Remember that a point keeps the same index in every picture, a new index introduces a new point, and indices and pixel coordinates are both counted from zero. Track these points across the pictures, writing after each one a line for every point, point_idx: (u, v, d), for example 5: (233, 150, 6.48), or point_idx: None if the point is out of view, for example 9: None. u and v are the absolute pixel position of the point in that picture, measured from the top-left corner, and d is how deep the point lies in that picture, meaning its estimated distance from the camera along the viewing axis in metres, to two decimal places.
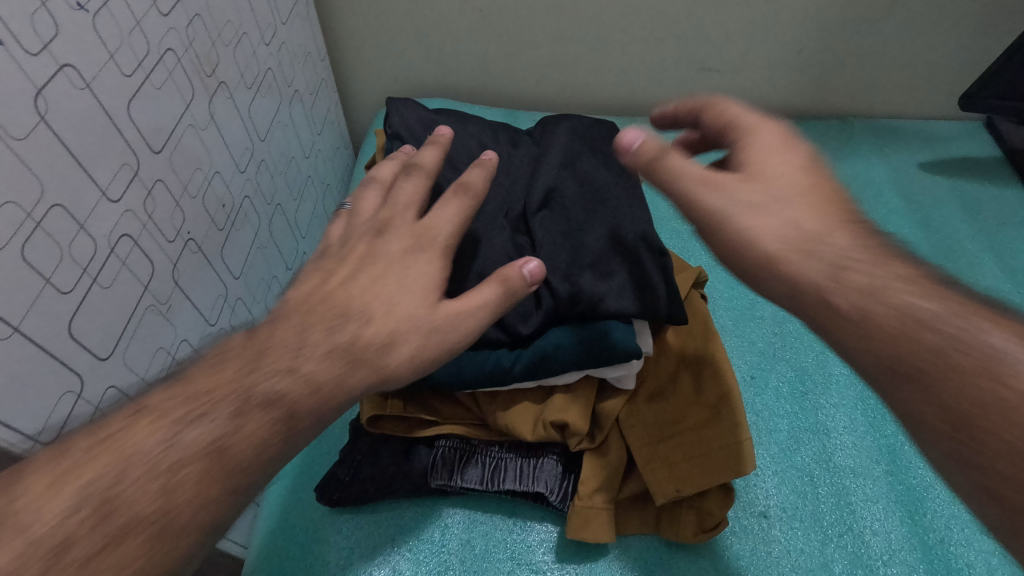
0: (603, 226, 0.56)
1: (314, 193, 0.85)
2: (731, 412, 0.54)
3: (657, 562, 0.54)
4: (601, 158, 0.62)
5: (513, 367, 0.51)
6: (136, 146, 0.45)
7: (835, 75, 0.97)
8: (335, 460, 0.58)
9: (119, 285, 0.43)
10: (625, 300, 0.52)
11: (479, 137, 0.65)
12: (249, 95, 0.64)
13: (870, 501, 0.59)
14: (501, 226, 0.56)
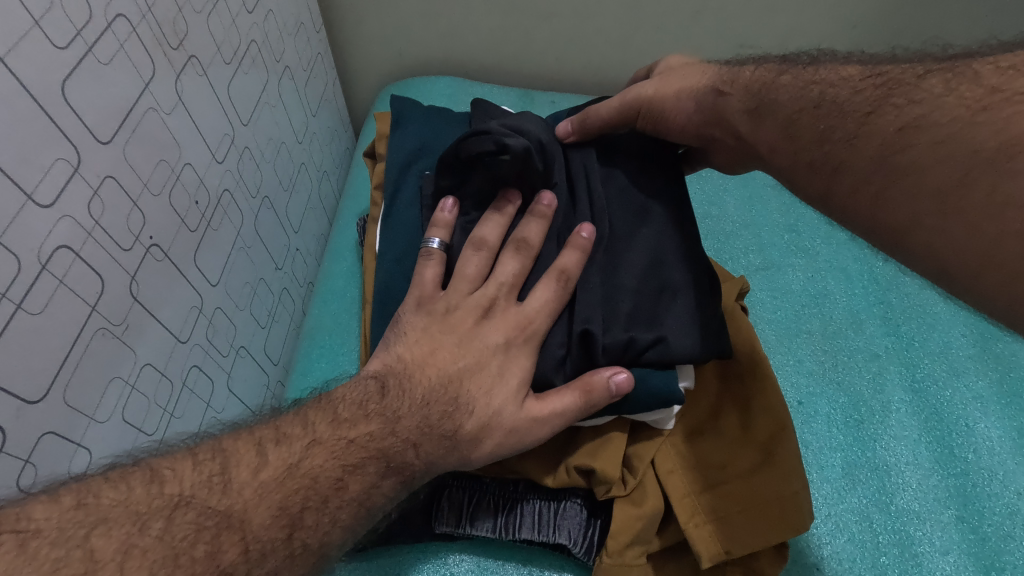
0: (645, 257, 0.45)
1: (309, 183, 0.77)
2: (785, 457, 0.47)
3: None
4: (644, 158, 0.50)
5: None
6: (76, 135, 0.36)
7: (889, 55, 0.87)
8: None
9: (55, 309, 0.35)
10: (671, 348, 0.43)
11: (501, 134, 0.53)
12: (228, 72, 0.55)
13: (939, 552, 0.52)
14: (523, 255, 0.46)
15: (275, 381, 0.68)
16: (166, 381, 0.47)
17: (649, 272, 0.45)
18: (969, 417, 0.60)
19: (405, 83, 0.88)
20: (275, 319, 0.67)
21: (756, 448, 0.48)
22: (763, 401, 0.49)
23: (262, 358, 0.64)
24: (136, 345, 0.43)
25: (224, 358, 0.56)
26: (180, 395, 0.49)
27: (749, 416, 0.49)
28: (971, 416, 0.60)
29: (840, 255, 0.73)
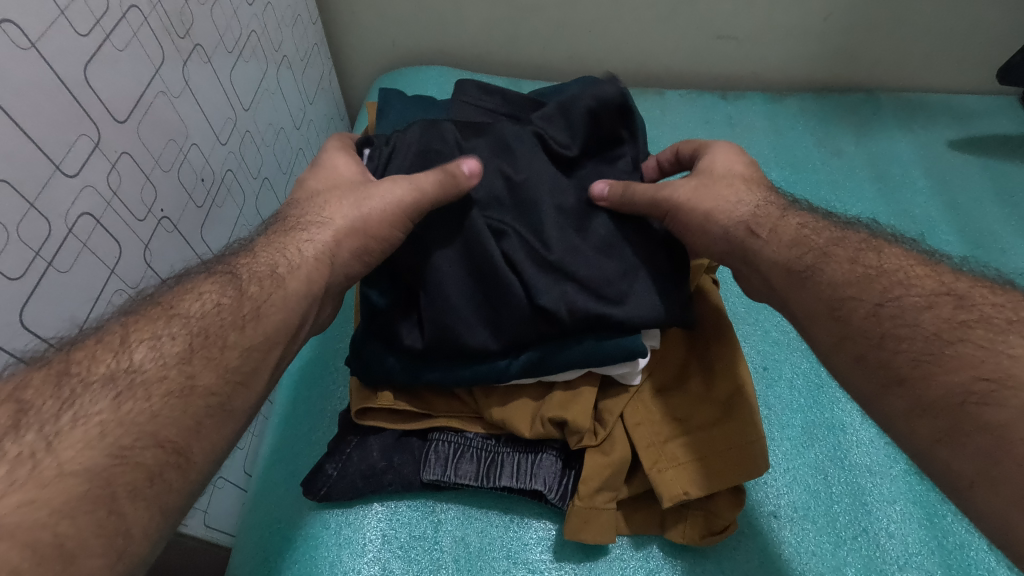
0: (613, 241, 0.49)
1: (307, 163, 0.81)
2: (742, 410, 0.51)
3: (660, 564, 0.51)
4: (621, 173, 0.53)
5: (511, 367, 0.49)
6: (96, 114, 0.40)
7: (860, 45, 0.91)
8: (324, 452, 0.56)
9: (79, 270, 0.40)
10: (637, 317, 0.47)
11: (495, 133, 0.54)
12: (231, 60, 0.59)
13: (886, 502, 0.56)
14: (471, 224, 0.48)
15: None
16: None
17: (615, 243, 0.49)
18: None
19: (399, 73, 0.93)
20: None
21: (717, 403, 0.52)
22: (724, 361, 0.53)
23: None
24: None
25: None
26: None
27: (710, 375, 0.53)
28: None
29: None
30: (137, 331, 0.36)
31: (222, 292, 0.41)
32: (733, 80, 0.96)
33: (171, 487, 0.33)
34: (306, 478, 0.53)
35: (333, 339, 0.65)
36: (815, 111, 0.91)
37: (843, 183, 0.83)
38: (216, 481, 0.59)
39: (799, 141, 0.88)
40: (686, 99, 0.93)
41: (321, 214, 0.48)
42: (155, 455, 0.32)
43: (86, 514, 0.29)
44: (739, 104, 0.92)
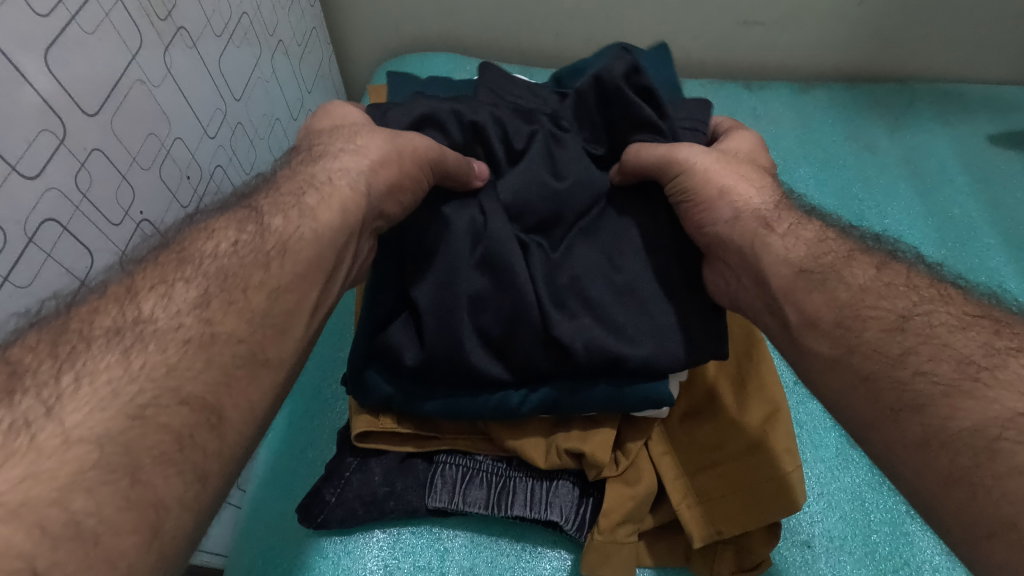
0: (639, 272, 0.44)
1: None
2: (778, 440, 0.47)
3: None
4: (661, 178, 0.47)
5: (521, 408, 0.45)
6: (60, 105, 0.36)
7: (896, 32, 0.85)
8: (321, 473, 0.52)
9: (42, 283, 0.35)
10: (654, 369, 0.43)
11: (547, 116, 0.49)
12: (220, 45, 0.54)
13: (931, 530, 0.52)
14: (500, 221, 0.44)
15: None
16: None
17: (647, 265, 0.45)
18: None
19: (402, 61, 0.87)
20: None
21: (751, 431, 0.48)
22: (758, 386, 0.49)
23: None
24: None
25: None
26: None
27: (743, 400, 0.49)
28: None
29: None
30: (144, 283, 0.32)
31: (242, 227, 0.35)
32: (758, 68, 0.90)
33: (206, 452, 0.28)
34: (302, 504, 0.49)
35: (333, 349, 0.61)
36: (844, 103, 0.86)
37: (876, 180, 0.78)
38: None
39: (828, 134, 0.83)
40: (708, 89, 0.87)
41: (353, 141, 0.42)
42: (181, 416, 0.28)
43: (105, 486, 0.25)
44: (764, 95, 0.87)
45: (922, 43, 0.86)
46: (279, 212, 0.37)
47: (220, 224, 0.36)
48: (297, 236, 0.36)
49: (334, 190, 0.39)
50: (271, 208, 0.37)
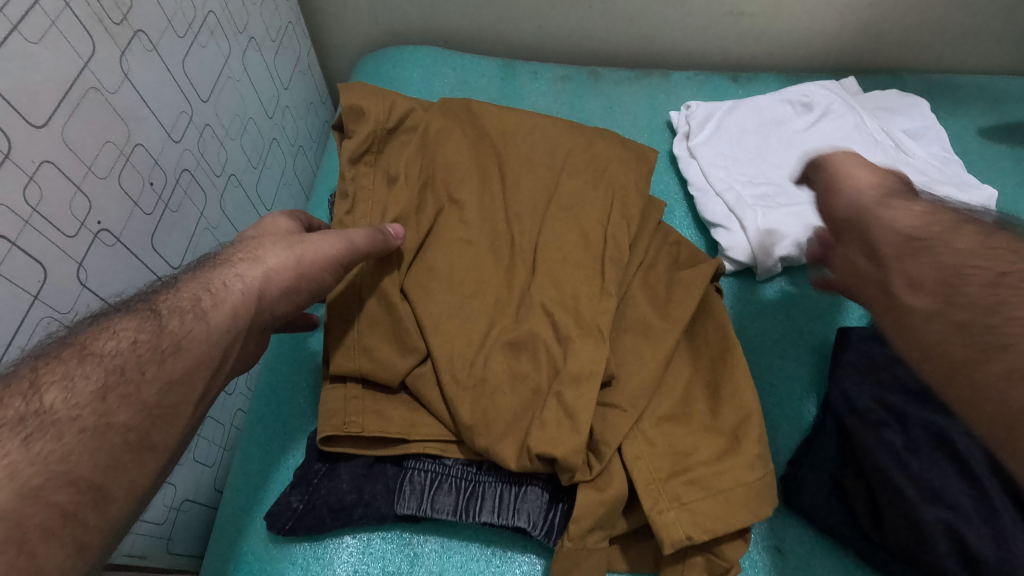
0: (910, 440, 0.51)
1: None
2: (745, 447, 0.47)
3: None
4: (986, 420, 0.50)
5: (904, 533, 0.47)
6: (3, 118, 0.35)
7: (886, 22, 0.83)
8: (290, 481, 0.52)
9: None
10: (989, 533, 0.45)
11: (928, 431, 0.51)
12: (183, 45, 0.53)
13: None
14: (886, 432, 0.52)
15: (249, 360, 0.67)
16: None
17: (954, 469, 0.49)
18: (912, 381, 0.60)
19: (382, 54, 0.86)
20: None
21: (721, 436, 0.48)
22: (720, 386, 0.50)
23: None
24: None
25: None
26: None
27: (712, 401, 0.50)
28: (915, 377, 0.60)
29: None
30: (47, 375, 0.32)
31: (138, 328, 0.35)
32: (745, 59, 0.88)
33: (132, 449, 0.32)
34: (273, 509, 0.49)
35: (306, 351, 0.60)
36: None
37: None
38: (180, 504, 0.55)
39: None
40: (694, 81, 0.86)
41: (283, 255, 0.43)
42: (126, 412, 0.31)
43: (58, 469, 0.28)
44: (751, 87, 0.85)
45: (913, 34, 0.84)
46: (177, 314, 0.37)
47: (123, 324, 0.36)
48: (193, 329, 0.36)
49: (228, 295, 0.39)
50: (168, 310, 0.37)
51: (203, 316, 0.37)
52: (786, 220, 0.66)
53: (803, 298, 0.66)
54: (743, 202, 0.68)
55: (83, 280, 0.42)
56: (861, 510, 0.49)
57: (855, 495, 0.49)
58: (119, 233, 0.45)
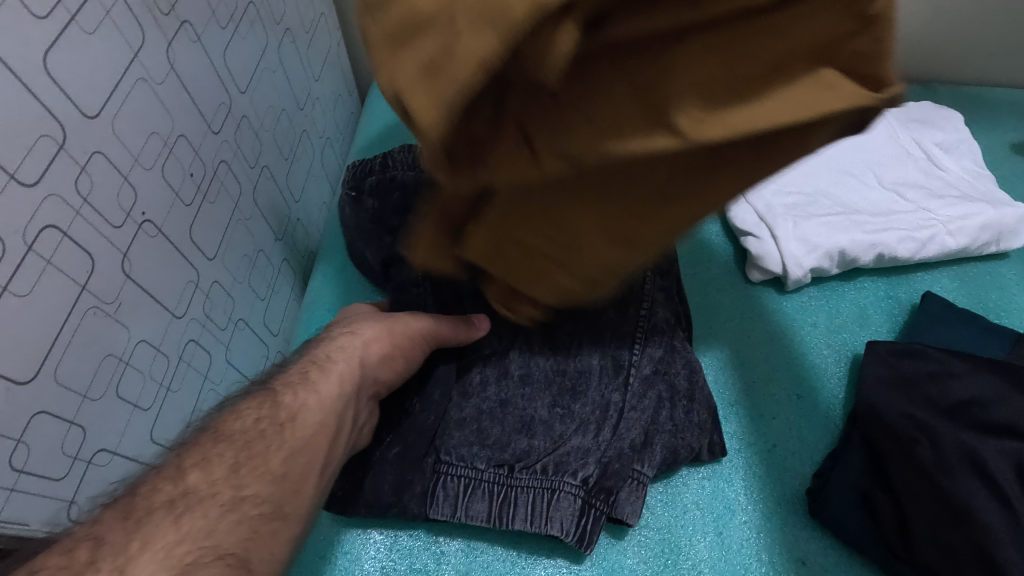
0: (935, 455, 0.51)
1: (294, 279, 0.72)
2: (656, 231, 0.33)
3: None
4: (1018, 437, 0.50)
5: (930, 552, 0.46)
6: (59, 109, 0.35)
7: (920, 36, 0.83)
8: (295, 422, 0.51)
9: (42, 290, 0.35)
10: None
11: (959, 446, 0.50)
12: (224, 37, 0.52)
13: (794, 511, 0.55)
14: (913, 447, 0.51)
15: (275, 352, 0.68)
16: (161, 356, 0.47)
17: None
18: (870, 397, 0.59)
19: None
20: (275, 290, 0.67)
21: (644, 202, 0.32)
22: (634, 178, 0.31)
23: (261, 329, 0.64)
24: (130, 322, 0.43)
25: (221, 330, 0.56)
26: (177, 369, 0.49)
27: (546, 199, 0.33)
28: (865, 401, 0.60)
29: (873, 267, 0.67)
30: (190, 460, 0.36)
31: (261, 406, 0.40)
32: None
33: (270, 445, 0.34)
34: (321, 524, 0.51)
35: None
36: None
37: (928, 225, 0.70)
38: None
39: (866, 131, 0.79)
40: None
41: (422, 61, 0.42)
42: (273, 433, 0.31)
43: None
44: None
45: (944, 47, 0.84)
46: (291, 388, 0.42)
47: (247, 404, 0.40)
48: (309, 399, 0.41)
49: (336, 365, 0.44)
50: (283, 386, 0.42)
51: (314, 385, 0.42)
52: (815, 230, 0.66)
53: (831, 310, 0.65)
54: (773, 211, 0.67)
55: (127, 271, 0.42)
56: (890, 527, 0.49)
57: (884, 510, 0.49)
58: (161, 225, 0.45)
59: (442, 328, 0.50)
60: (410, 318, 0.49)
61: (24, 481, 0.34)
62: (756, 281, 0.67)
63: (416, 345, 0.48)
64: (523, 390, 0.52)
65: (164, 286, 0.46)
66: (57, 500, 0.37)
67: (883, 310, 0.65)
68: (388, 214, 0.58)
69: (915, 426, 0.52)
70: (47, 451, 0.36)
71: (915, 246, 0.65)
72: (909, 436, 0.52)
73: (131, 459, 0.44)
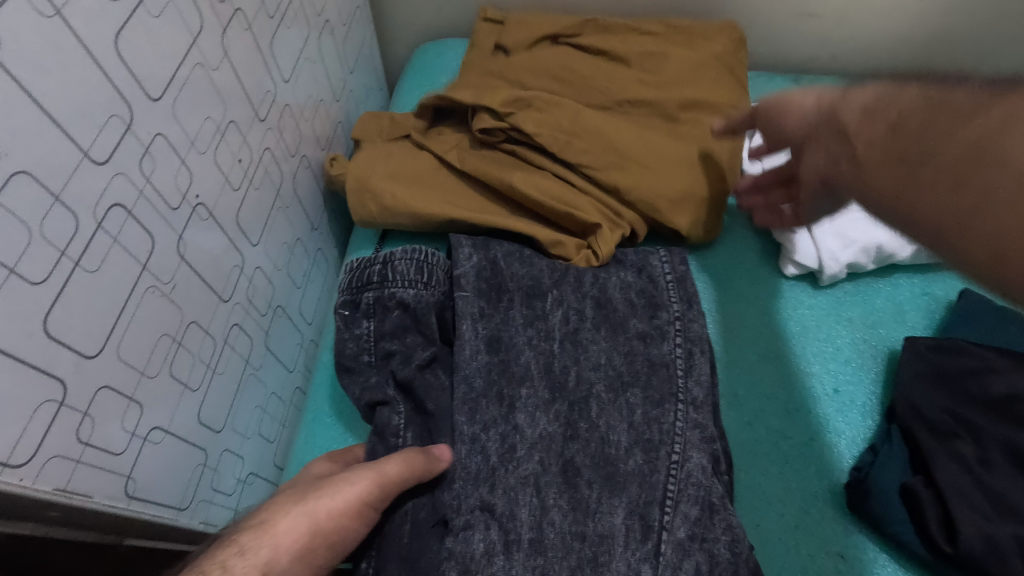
0: (981, 452, 0.50)
1: (327, 268, 0.73)
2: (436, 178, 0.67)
3: None
4: None
5: (972, 547, 0.46)
6: (127, 90, 0.35)
7: (954, 34, 0.82)
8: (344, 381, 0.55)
9: (108, 268, 0.35)
10: None
11: (1003, 442, 0.50)
12: (272, 26, 0.53)
13: (784, 459, 0.56)
14: (954, 444, 0.51)
15: (309, 340, 0.69)
16: (209, 339, 0.47)
17: None
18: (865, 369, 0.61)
19: (442, 44, 0.87)
20: (310, 279, 0.68)
21: (478, 156, 0.67)
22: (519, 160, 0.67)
23: (297, 317, 0.65)
24: (183, 303, 0.43)
25: (261, 316, 0.57)
26: (223, 351, 0.50)
27: (467, 155, 0.66)
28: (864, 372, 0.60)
29: (904, 279, 0.67)
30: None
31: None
32: (809, 60, 0.87)
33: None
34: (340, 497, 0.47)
35: None
36: None
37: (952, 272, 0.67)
38: (246, 477, 0.56)
39: None
40: (756, 81, 0.85)
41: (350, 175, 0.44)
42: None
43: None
44: (814, 91, 0.84)
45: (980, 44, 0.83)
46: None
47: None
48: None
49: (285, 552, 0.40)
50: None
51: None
52: (854, 225, 0.64)
53: (866, 305, 0.65)
54: None
55: (182, 251, 0.42)
56: (932, 522, 0.48)
57: (925, 504, 0.49)
58: (212, 209, 0.46)
59: (387, 471, 0.44)
60: (341, 483, 0.43)
61: (88, 454, 0.35)
62: (790, 276, 0.67)
63: (369, 498, 0.43)
64: (569, 393, 0.52)
65: (212, 270, 0.47)
66: (117, 476, 0.38)
67: (918, 307, 0.65)
68: (384, 334, 0.54)
69: (955, 421, 0.52)
70: (108, 427, 0.36)
71: None
72: (949, 432, 0.52)
73: (181, 439, 0.44)
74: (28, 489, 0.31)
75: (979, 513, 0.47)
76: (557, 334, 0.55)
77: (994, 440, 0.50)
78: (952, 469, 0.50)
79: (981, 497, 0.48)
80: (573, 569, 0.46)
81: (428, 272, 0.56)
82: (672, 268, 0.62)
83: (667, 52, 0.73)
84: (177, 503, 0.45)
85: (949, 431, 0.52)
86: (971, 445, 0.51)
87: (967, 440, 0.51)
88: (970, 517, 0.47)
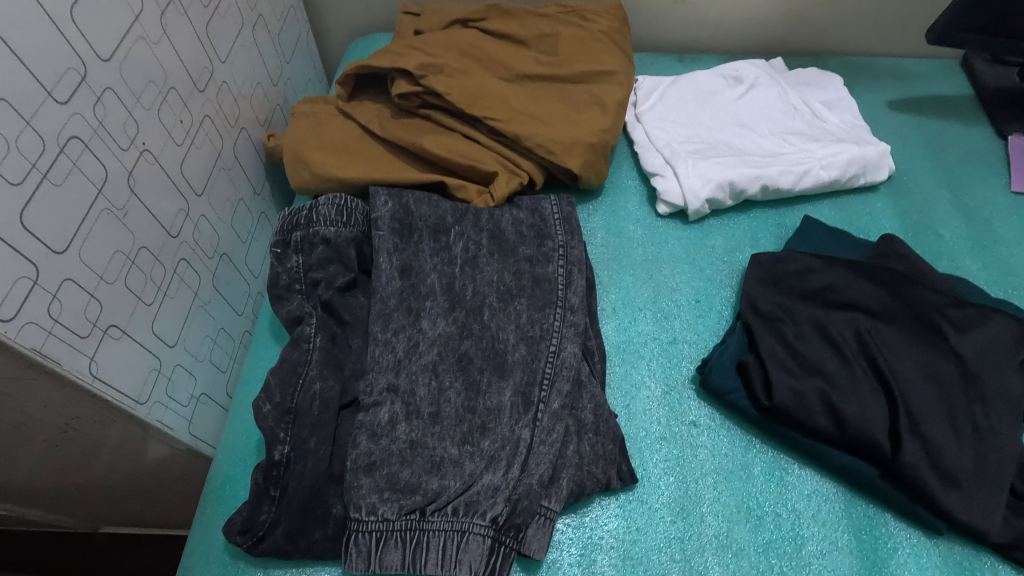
0: (798, 331, 0.63)
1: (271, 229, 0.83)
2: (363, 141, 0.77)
3: (635, 503, 0.58)
4: (860, 313, 0.63)
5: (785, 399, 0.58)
6: (81, 51, 0.46)
7: (807, 15, 0.97)
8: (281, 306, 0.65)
9: (70, 185, 0.46)
10: (852, 397, 0.58)
11: (815, 322, 0.63)
12: (207, 14, 0.64)
13: (651, 355, 0.67)
14: (779, 327, 0.63)
15: (256, 290, 0.79)
16: (160, 264, 0.58)
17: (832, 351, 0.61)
18: (721, 283, 0.73)
19: (371, 38, 0.99)
20: (255, 237, 0.78)
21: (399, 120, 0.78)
22: (432, 125, 0.77)
23: (243, 268, 0.76)
24: (134, 228, 0.53)
25: (208, 258, 0.67)
26: (172, 278, 0.60)
27: (386, 123, 0.77)
28: (719, 285, 0.73)
29: (759, 212, 0.80)
30: None
31: None
32: (691, 42, 1.01)
33: None
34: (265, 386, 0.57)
35: None
36: None
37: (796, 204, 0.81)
38: (199, 396, 0.66)
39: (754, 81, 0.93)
40: (645, 61, 0.98)
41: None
42: None
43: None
44: (694, 66, 0.97)
45: (829, 23, 0.98)
46: None
47: None
48: None
49: None
50: None
51: None
52: (710, 168, 0.78)
53: (727, 233, 0.78)
54: (677, 156, 0.80)
55: (132, 185, 0.53)
56: (757, 385, 0.60)
57: (752, 373, 0.61)
58: (157, 157, 0.56)
59: None
60: None
61: (58, 328, 0.45)
62: (664, 214, 0.79)
63: None
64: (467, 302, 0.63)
65: (160, 207, 0.57)
66: (82, 355, 0.48)
67: (770, 232, 0.78)
68: (311, 265, 0.64)
69: (781, 311, 0.64)
70: (73, 311, 0.46)
71: (793, 179, 0.78)
72: (776, 318, 0.64)
73: (136, 340, 0.54)
74: (10, 341, 0.41)
75: (789, 375, 0.60)
76: (458, 260, 0.66)
77: (807, 321, 0.63)
78: (774, 345, 0.62)
79: (794, 364, 0.60)
80: (465, 434, 0.56)
81: (347, 213, 0.67)
82: (560, 210, 0.74)
83: (558, 33, 0.85)
84: (135, 395, 0.54)
85: (777, 317, 0.64)
86: (792, 326, 0.63)
87: (790, 323, 0.63)
88: (784, 378, 0.59)
